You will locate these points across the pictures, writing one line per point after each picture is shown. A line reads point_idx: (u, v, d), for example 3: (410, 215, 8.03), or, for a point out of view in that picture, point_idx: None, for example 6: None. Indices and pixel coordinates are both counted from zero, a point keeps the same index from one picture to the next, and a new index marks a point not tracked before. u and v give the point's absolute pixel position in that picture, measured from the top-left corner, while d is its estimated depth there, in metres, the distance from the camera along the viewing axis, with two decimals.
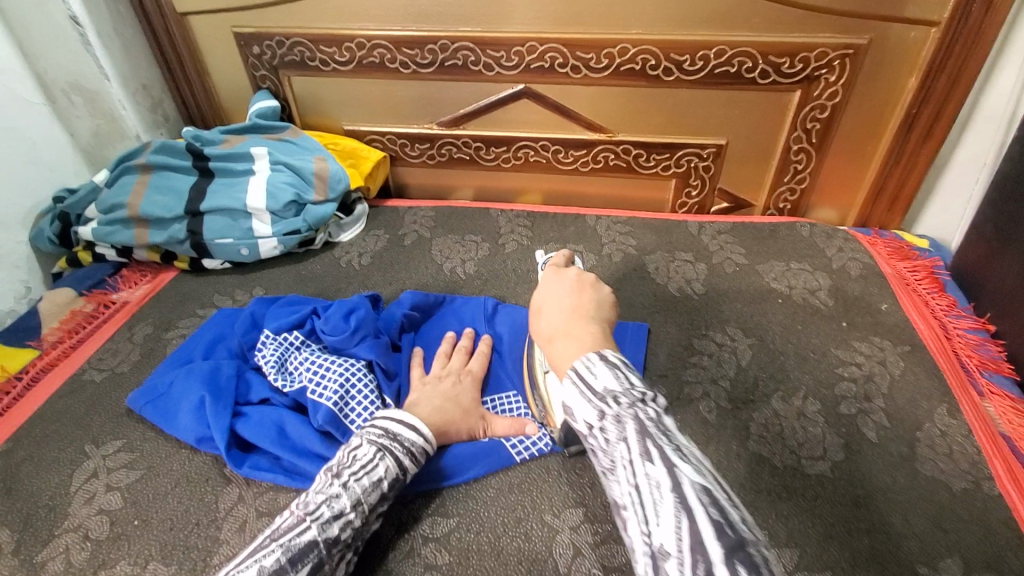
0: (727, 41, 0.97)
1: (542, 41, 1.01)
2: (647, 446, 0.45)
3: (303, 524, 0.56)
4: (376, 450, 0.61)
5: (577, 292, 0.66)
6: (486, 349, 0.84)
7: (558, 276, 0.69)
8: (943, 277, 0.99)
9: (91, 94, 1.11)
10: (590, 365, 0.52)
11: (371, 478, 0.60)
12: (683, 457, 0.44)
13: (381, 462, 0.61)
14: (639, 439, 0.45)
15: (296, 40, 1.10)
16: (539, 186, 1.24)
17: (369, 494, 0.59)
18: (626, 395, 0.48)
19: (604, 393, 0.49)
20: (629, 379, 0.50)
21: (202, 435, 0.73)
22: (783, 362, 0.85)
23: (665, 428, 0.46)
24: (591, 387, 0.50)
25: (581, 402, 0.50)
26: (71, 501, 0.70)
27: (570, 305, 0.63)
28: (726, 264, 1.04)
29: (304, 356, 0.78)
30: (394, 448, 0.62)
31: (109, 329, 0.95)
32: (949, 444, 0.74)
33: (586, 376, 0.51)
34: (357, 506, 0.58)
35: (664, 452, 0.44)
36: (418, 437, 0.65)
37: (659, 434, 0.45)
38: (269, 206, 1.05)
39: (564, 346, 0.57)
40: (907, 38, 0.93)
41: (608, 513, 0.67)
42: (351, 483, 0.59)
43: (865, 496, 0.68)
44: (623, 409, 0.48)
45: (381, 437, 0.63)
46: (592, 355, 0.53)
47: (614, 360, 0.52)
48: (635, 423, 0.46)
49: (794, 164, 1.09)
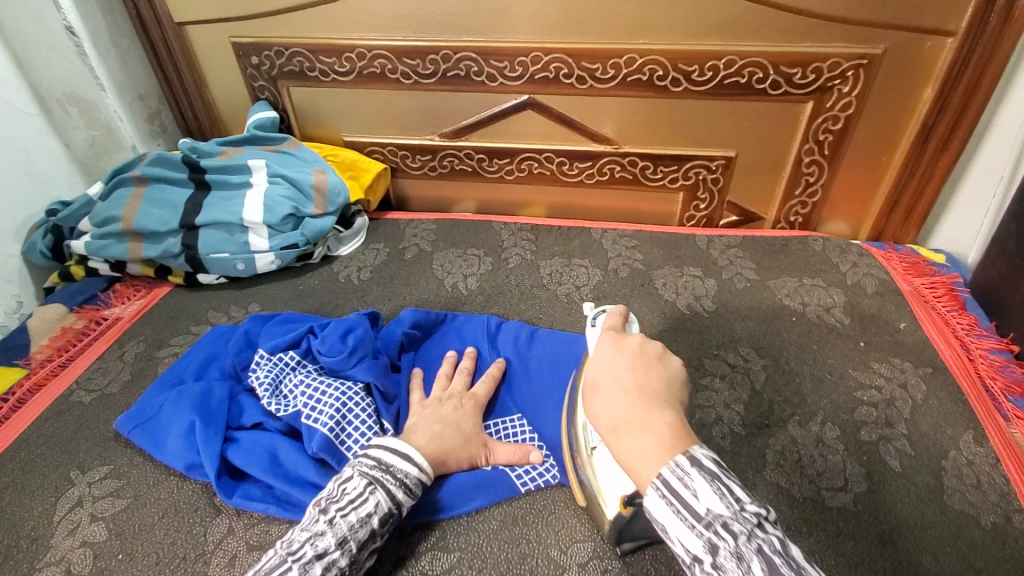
0: (738, 51, 0.94)
1: (547, 51, 0.99)
2: None
3: (284, 565, 0.52)
4: (367, 484, 0.59)
5: (641, 364, 0.56)
6: (496, 373, 0.80)
7: (616, 344, 0.59)
8: (962, 295, 0.95)
9: (86, 105, 1.08)
10: (685, 477, 0.46)
11: (359, 513, 0.57)
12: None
13: (371, 497, 0.58)
14: None
15: (295, 50, 1.08)
16: (542, 199, 1.21)
17: (357, 531, 0.56)
18: (737, 520, 0.44)
19: (710, 516, 0.44)
20: (732, 495, 0.45)
21: (192, 462, 0.70)
22: (799, 385, 0.81)
23: (795, 562, 0.41)
24: (692, 509, 0.45)
25: (681, 526, 0.45)
26: (53, 533, 0.66)
27: (633, 383, 0.54)
28: (736, 280, 1.01)
29: (299, 378, 0.75)
30: (386, 481, 0.59)
31: (100, 347, 0.93)
32: (975, 474, 0.70)
33: (686, 496, 0.45)
34: (343, 544, 0.55)
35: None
36: (412, 468, 0.62)
37: (792, 573, 0.40)
38: (266, 220, 1.02)
39: (637, 443, 0.49)
40: (924, 48, 0.90)
41: (617, 548, 0.63)
42: (337, 519, 0.56)
43: (890, 530, 0.65)
44: (740, 541, 0.43)
45: (372, 469, 0.60)
46: (684, 462, 0.47)
47: (710, 469, 0.46)
48: (759, 558, 0.41)
49: (806, 176, 1.06)
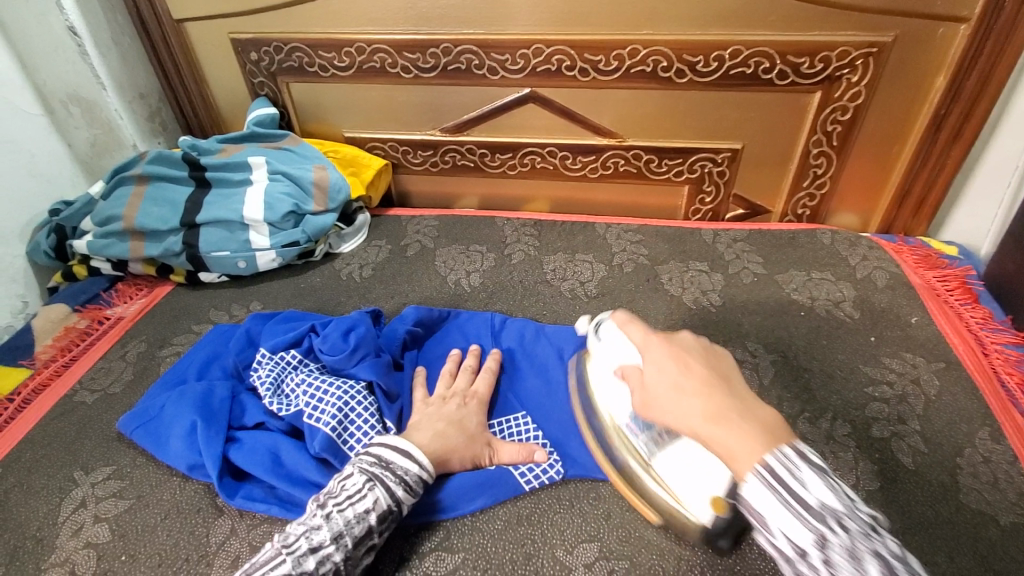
0: (744, 41, 0.92)
1: (549, 42, 0.97)
2: None
3: (279, 558, 0.53)
4: (366, 480, 0.58)
5: (705, 357, 0.56)
6: (493, 367, 0.79)
7: (674, 342, 0.58)
8: (976, 288, 0.93)
9: (87, 104, 1.08)
10: (793, 467, 0.46)
11: (356, 509, 0.57)
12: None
13: (370, 494, 0.58)
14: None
15: (294, 45, 1.06)
16: (545, 194, 1.19)
17: (353, 526, 0.56)
18: (852, 518, 0.44)
19: (823, 509, 0.44)
20: (844, 492, 0.45)
21: (194, 462, 0.70)
22: (808, 381, 0.80)
23: (903, 560, 0.43)
24: (802, 499, 0.45)
25: (788, 518, 0.45)
26: (58, 534, 0.66)
27: (713, 376, 0.53)
28: (743, 274, 0.99)
29: (300, 377, 0.74)
30: (386, 477, 0.59)
31: (103, 347, 0.92)
32: (992, 472, 0.69)
33: (797, 488, 0.45)
34: (337, 539, 0.55)
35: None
36: (412, 464, 0.61)
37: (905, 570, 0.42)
38: (267, 218, 1.01)
39: (740, 433, 0.48)
40: (935, 35, 0.88)
41: (625, 548, 0.62)
42: (334, 514, 0.56)
43: (904, 530, 0.63)
44: (855, 537, 0.43)
45: (372, 466, 0.60)
46: (793, 456, 0.46)
47: (818, 465, 0.46)
48: (877, 561, 0.42)
49: (814, 168, 1.04)
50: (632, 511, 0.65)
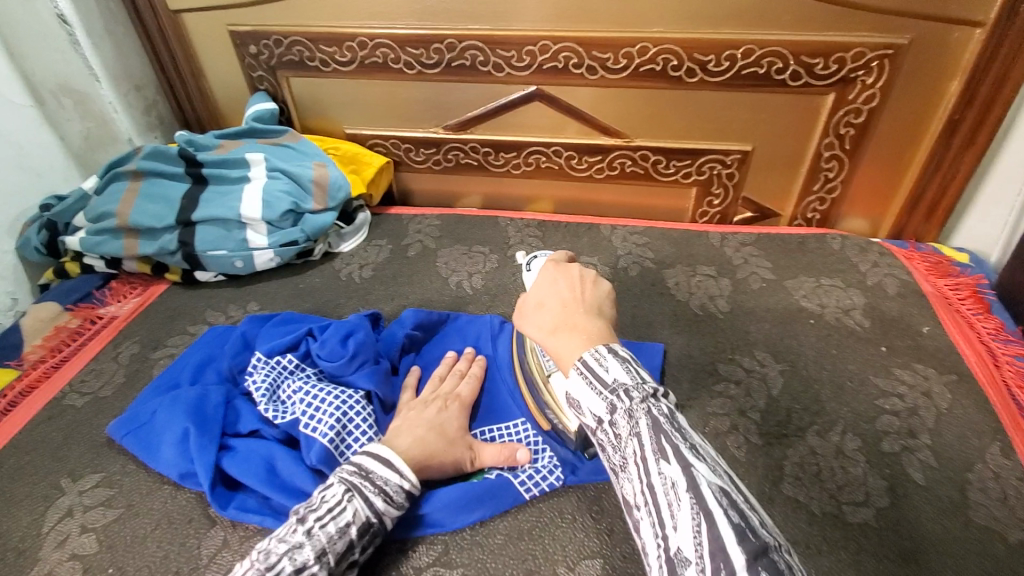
0: (756, 40, 0.89)
1: (556, 39, 0.95)
2: (661, 443, 0.42)
3: None
4: (345, 491, 0.57)
5: (578, 286, 0.58)
6: (478, 372, 0.77)
7: (557, 269, 0.60)
8: (987, 297, 0.91)
9: (80, 97, 1.05)
10: (601, 358, 0.48)
11: (338, 523, 0.55)
12: (699, 456, 0.41)
13: (349, 506, 0.56)
14: (653, 435, 0.42)
15: (294, 38, 1.04)
16: (550, 194, 1.17)
17: (335, 542, 0.55)
18: (637, 389, 0.45)
19: (615, 385, 0.46)
20: (642, 374, 0.47)
21: (186, 471, 0.68)
22: (818, 392, 0.78)
23: (680, 425, 0.43)
24: (600, 379, 0.47)
25: (589, 394, 0.47)
26: (44, 544, 0.64)
27: (571, 298, 0.56)
28: (751, 280, 0.97)
29: (298, 383, 0.72)
30: (365, 488, 0.58)
31: (93, 348, 0.90)
32: (1003, 489, 0.67)
33: (598, 371, 0.47)
34: (321, 557, 0.53)
35: (678, 449, 0.41)
36: (393, 474, 0.59)
37: (674, 430, 0.43)
38: (265, 216, 0.99)
39: (568, 339, 0.51)
40: (952, 38, 0.86)
41: (627, 565, 0.60)
42: (316, 530, 0.54)
43: (914, 549, 0.62)
44: (636, 404, 0.44)
45: (352, 475, 0.58)
46: (603, 351, 0.49)
47: (624, 356, 0.48)
48: (649, 420, 0.43)
49: (825, 172, 1.02)
50: None
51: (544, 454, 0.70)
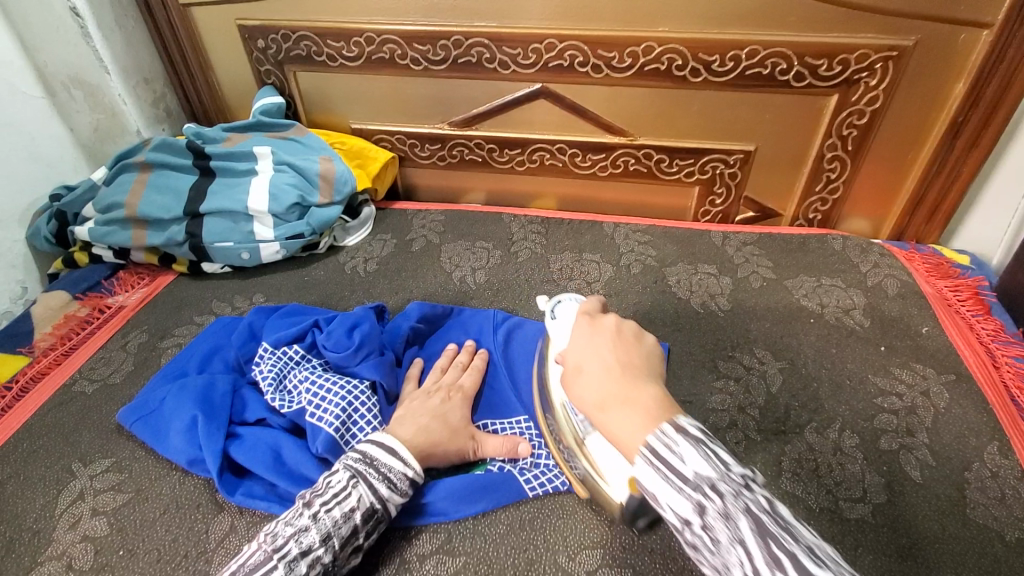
0: (761, 41, 0.90)
1: (562, 37, 0.95)
2: (774, 551, 0.36)
3: (269, 563, 0.52)
4: (350, 477, 0.59)
5: (620, 344, 0.54)
6: (481, 365, 0.79)
7: (593, 329, 0.57)
8: (988, 299, 0.92)
9: (91, 88, 1.06)
10: (670, 442, 0.42)
11: (342, 508, 0.57)
12: (821, 563, 0.36)
13: (354, 491, 0.58)
14: (760, 542, 0.37)
15: (302, 33, 1.05)
16: (553, 191, 1.18)
17: (340, 526, 0.56)
18: (726, 481, 0.39)
19: (698, 479, 0.40)
20: (719, 458, 0.41)
21: (193, 457, 0.69)
22: (816, 390, 0.79)
23: (784, 520, 0.38)
24: (678, 473, 0.41)
25: (667, 489, 0.41)
26: (55, 526, 0.66)
27: (615, 362, 0.51)
28: (752, 278, 0.98)
29: (304, 373, 0.73)
30: (369, 474, 0.59)
31: (103, 336, 0.92)
32: (1000, 487, 0.68)
33: (671, 460, 0.41)
34: (326, 540, 0.55)
35: (796, 560, 0.36)
36: (397, 462, 0.61)
37: (782, 531, 0.37)
38: (272, 209, 1.00)
39: (622, 416, 0.46)
40: (957, 40, 0.86)
41: (627, 556, 0.61)
42: (321, 514, 0.56)
43: (910, 544, 0.63)
44: (729, 502, 0.39)
45: (357, 463, 0.60)
46: (670, 430, 0.43)
47: (696, 435, 0.42)
48: (750, 521, 0.37)
49: (827, 172, 1.03)
50: None
51: (546, 450, 0.71)
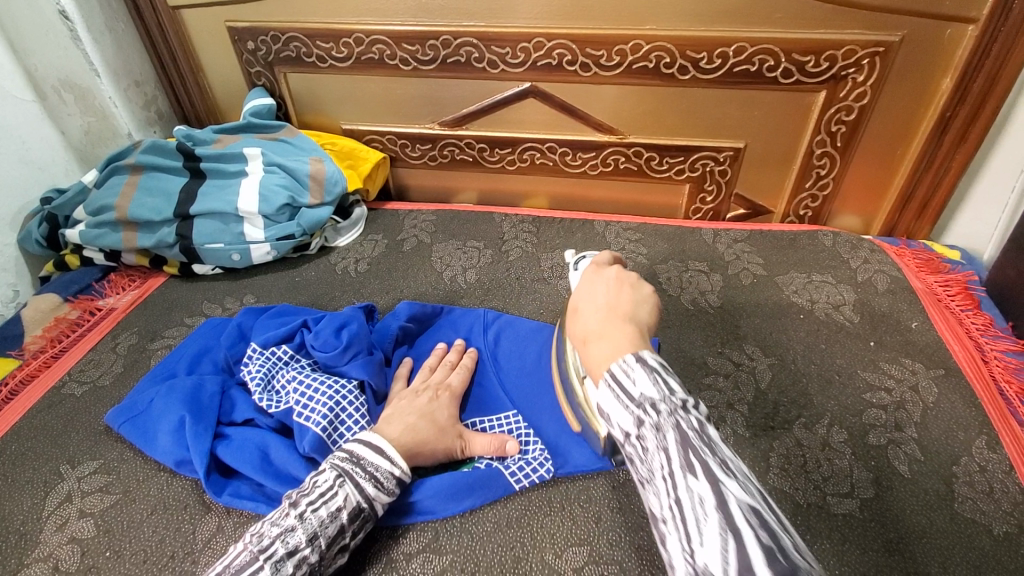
0: (748, 38, 0.90)
1: (550, 36, 0.96)
2: (690, 457, 0.41)
3: (255, 563, 0.52)
4: (336, 477, 0.59)
5: (616, 288, 0.63)
6: (470, 364, 0.79)
7: (597, 277, 0.67)
8: (977, 293, 0.92)
9: (81, 92, 1.06)
10: (628, 369, 0.48)
11: (329, 508, 0.57)
12: (729, 473, 0.41)
13: (340, 491, 0.58)
14: (680, 450, 0.42)
15: (291, 35, 1.05)
16: (545, 190, 1.18)
17: (327, 526, 0.56)
18: (666, 403, 0.45)
19: (642, 399, 0.46)
20: (670, 386, 0.46)
21: (181, 458, 0.69)
22: (805, 386, 0.79)
23: (709, 440, 0.43)
24: (628, 392, 0.47)
25: (617, 407, 0.48)
26: (43, 528, 0.66)
27: (606, 303, 0.60)
28: (743, 275, 0.98)
29: (292, 373, 0.73)
30: (356, 474, 0.59)
31: (93, 338, 0.92)
32: (988, 481, 0.68)
33: (625, 381, 0.47)
34: (312, 540, 0.55)
35: (707, 466, 0.41)
36: (383, 461, 0.61)
37: (703, 445, 0.42)
38: (262, 210, 1.00)
39: (597, 346, 0.55)
40: (944, 34, 0.86)
41: (614, 553, 0.61)
42: (308, 514, 0.56)
43: (897, 539, 0.63)
44: (663, 418, 0.44)
45: (343, 462, 0.60)
46: (629, 358, 0.49)
47: (653, 365, 0.48)
48: (677, 434, 0.43)
49: (817, 169, 1.03)
50: (622, 514, 0.65)
51: (534, 446, 0.71)
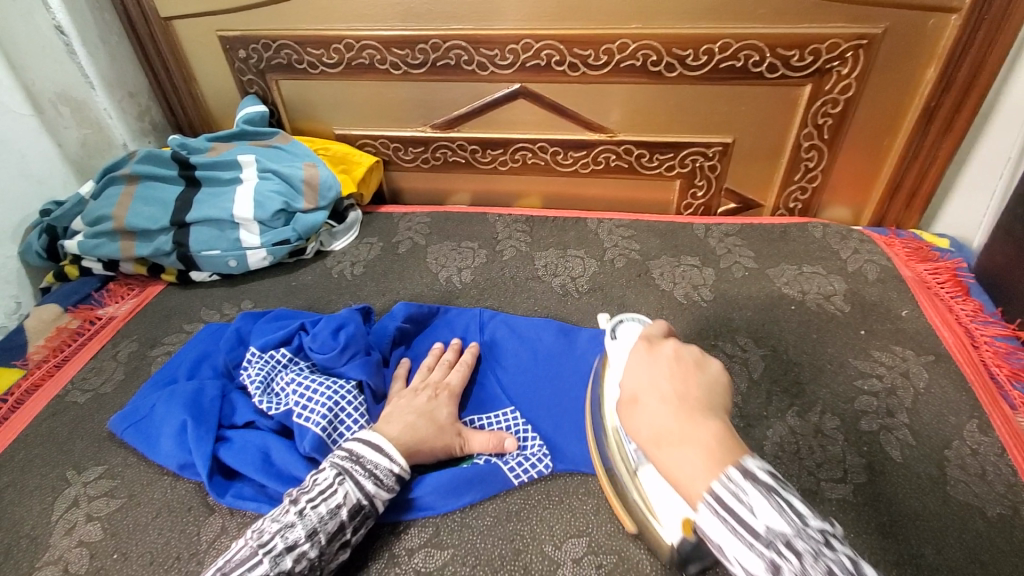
0: (733, 34, 0.92)
1: (538, 37, 0.97)
2: None
3: (255, 558, 0.53)
4: (336, 474, 0.60)
5: (680, 371, 0.53)
6: (469, 362, 0.80)
7: (651, 354, 0.56)
8: (967, 280, 0.93)
9: (77, 104, 1.07)
10: (739, 492, 0.42)
11: (329, 504, 0.57)
12: None
13: (339, 488, 0.59)
14: None
15: (282, 42, 1.06)
16: (537, 190, 1.19)
17: (326, 522, 0.56)
18: (801, 538, 0.40)
19: (771, 535, 0.41)
20: (793, 510, 0.41)
21: (184, 461, 0.70)
22: (798, 375, 0.80)
23: None
24: (750, 527, 0.41)
25: (738, 544, 0.42)
26: (51, 533, 0.66)
27: (673, 392, 0.51)
28: (735, 269, 0.99)
29: (291, 376, 0.74)
30: (355, 471, 0.60)
31: (94, 347, 0.92)
32: (980, 464, 0.69)
33: (742, 514, 0.42)
34: (312, 536, 0.55)
35: None
36: (382, 458, 0.62)
37: None
38: (257, 216, 1.01)
39: (681, 456, 0.46)
40: (926, 26, 0.87)
41: (612, 542, 0.62)
42: (308, 510, 0.57)
43: (892, 522, 0.64)
44: (806, 561, 0.39)
45: (343, 460, 0.61)
46: (737, 477, 0.43)
47: (766, 482, 0.42)
48: None
49: (805, 162, 1.04)
50: None
51: (532, 441, 0.72)
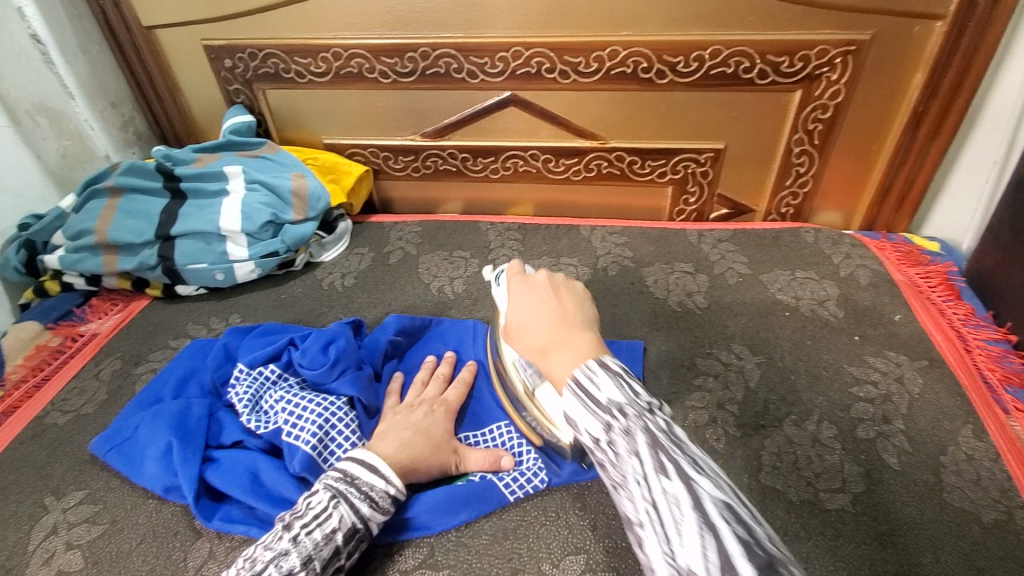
0: (722, 41, 0.91)
1: (527, 45, 0.96)
2: (661, 459, 0.42)
3: None
4: (330, 497, 0.58)
5: (553, 296, 0.60)
6: (465, 377, 0.78)
7: (527, 284, 0.62)
8: (957, 284, 0.94)
9: (57, 115, 1.05)
10: (592, 374, 0.48)
11: (324, 529, 0.56)
12: (699, 470, 0.41)
13: (335, 512, 0.57)
14: (652, 452, 0.42)
15: (268, 51, 1.04)
16: (530, 197, 1.18)
17: (321, 548, 0.55)
18: (633, 406, 0.45)
19: (610, 404, 0.45)
20: (633, 389, 0.47)
21: (170, 484, 0.68)
22: (793, 382, 0.80)
23: (677, 438, 0.44)
24: (593, 397, 0.46)
25: (585, 414, 0.46)
26: (29, 562, 0.64)
27: (554, 313, 0.57)
28: (728, 275, 0.99)
29: (279, 393, 0.72)
30: (350, 494, 0.58)
31: (76, 365, 0.90)
32: (976, 470, 0.69)
33: (590, 387, 0.47)
34: (307, 563, 0.54)
35: (679, 466, 0.41)
36: (378, 480, 0.60)
37: (671, 444, 0.43)
38: (244, 228, 0.99)
39: (558, 357, 0.51)
40: (911, 32, 0.88)
41: (610, 559, 0.61)
42: (302, 537, 0.55)
43: (889, 531, 0.63)
44: (632, 421, 0.44)
45: (337, 482, 0.59)
46: (593, 365, 0.48)
47: (615, 369, 0.48)
48: (646, 436, 0.43)
49: (796, 167, 1.04)
50: (618, 521, 0.64)
51: (528, 457, 0.71)
